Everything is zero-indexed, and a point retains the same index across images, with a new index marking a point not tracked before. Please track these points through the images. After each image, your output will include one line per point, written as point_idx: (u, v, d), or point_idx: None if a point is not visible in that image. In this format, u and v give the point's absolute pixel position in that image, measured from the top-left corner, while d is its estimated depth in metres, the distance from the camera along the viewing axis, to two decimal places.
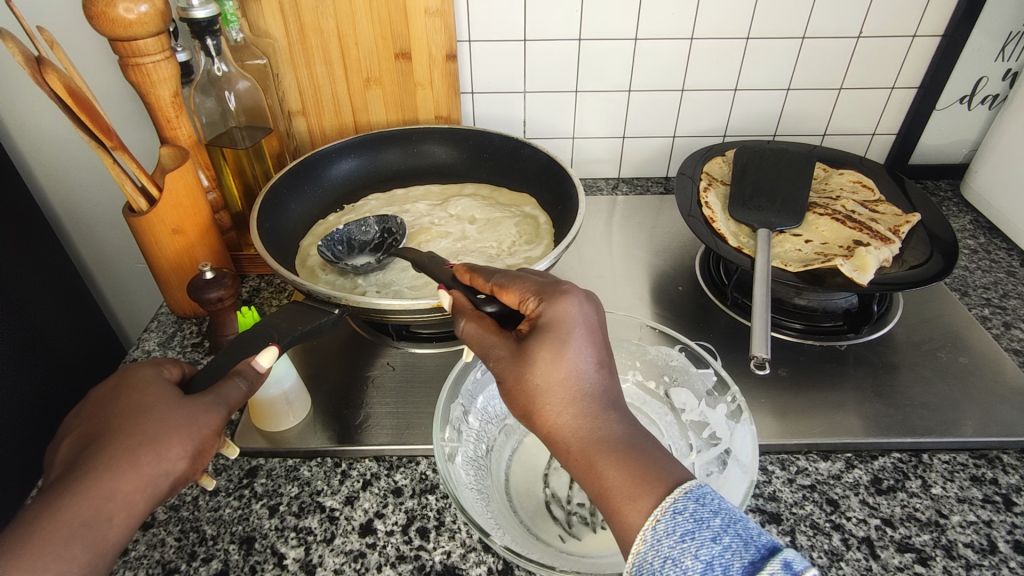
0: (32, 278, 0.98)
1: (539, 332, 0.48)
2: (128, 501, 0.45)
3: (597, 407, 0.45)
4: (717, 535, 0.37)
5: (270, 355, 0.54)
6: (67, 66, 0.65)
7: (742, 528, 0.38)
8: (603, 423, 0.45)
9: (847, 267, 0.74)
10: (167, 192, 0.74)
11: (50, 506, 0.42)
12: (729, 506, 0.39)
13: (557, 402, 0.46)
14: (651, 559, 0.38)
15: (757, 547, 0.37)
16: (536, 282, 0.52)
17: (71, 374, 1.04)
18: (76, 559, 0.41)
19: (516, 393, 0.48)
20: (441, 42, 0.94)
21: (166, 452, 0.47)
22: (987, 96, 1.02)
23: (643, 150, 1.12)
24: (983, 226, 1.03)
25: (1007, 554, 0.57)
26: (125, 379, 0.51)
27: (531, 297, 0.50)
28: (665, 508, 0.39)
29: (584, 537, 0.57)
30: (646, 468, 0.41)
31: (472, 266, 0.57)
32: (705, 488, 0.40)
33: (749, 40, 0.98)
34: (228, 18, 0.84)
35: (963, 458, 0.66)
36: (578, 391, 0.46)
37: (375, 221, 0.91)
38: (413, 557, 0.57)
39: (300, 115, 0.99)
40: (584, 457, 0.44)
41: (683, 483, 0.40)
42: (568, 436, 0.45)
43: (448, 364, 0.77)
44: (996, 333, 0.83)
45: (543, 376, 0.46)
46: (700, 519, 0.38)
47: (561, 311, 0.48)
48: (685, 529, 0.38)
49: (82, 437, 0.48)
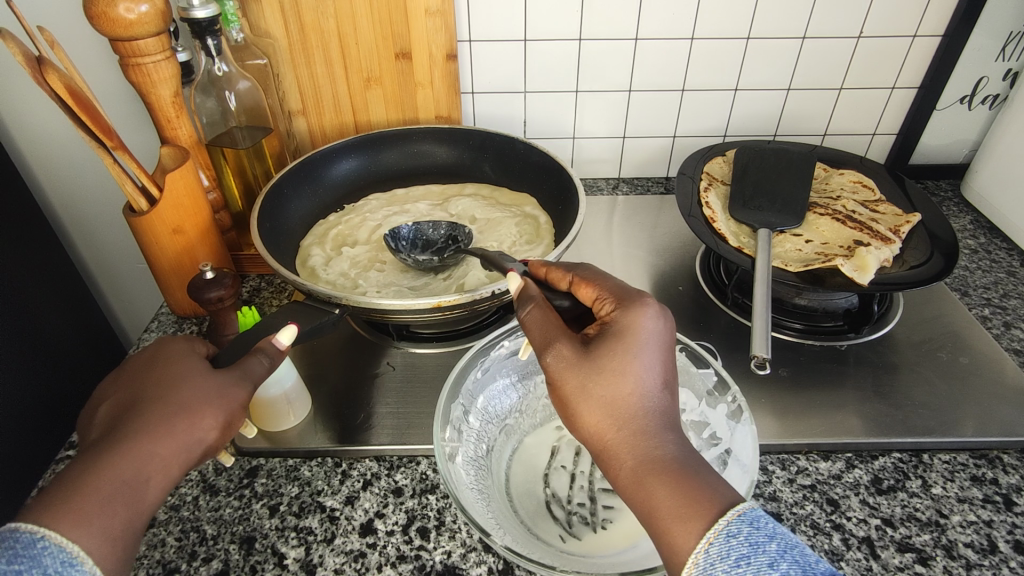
0: (33, 278, 0.98)
1: (607, 341, 0.48)
2: (166, 466, 0.45)
3: (654, 426, 0.46)
4: (774, 561, 0.38)
5: (290, 333, 0.55)
6: (68, 66, 0.65)
7: (798, 554, 0.38)
8: (659, 442, 0.45)
9: (847, 267, 0.74)
10: (167, 192, 0.74)
11: (93, 465, 0.43)
12: (781, 529, 0.40)
13: (614, 415, 0.46)
14: None
15: (815, 575, 0.37)
16: (616, 287, 0.53)
17: (71, 374, 1.04)
18: (116, 516, 0.42)
19: (572, 399, 0.47)
20: (441, 42, 0.94)
21: (200, 422, 0.47)
22: (987, 96, 1.02)
23: (643, 150, 1.12)
24: (984, 226, 1.03)
25: (1007, 554, 0.57)
26: (159, 352, 0.51)
27: (610, 300, 0.52)
28: (718, 531, 0.39)
29: (584, 537, 0.57)
30: (700, 492, 0.41)
31: (550, 266, 0.59)
32: (757, 510, 0.40)
33: (749, 40, 0.98)
34: (228, 18, 0.84)
35: (963, 458, 0.66)
36: (638, 407, 0.46)
37: (446, 226, 0.89)
38: (413, 557, 0.57)
39: (300, 115, 0.99)
40: (636, 473, 0.44)
41: (736, 506, 0.41)
42: (621, 451, 0.45)
43: (448, 364, 0.77)
44: (996, 333, 0.83)
45: (605, 388, 0.47)
46: (755, 543, 0.38)
47: (633, 325, 0.49)
48: (741, 553, 0.38)
49: (121, 401, 0.48)
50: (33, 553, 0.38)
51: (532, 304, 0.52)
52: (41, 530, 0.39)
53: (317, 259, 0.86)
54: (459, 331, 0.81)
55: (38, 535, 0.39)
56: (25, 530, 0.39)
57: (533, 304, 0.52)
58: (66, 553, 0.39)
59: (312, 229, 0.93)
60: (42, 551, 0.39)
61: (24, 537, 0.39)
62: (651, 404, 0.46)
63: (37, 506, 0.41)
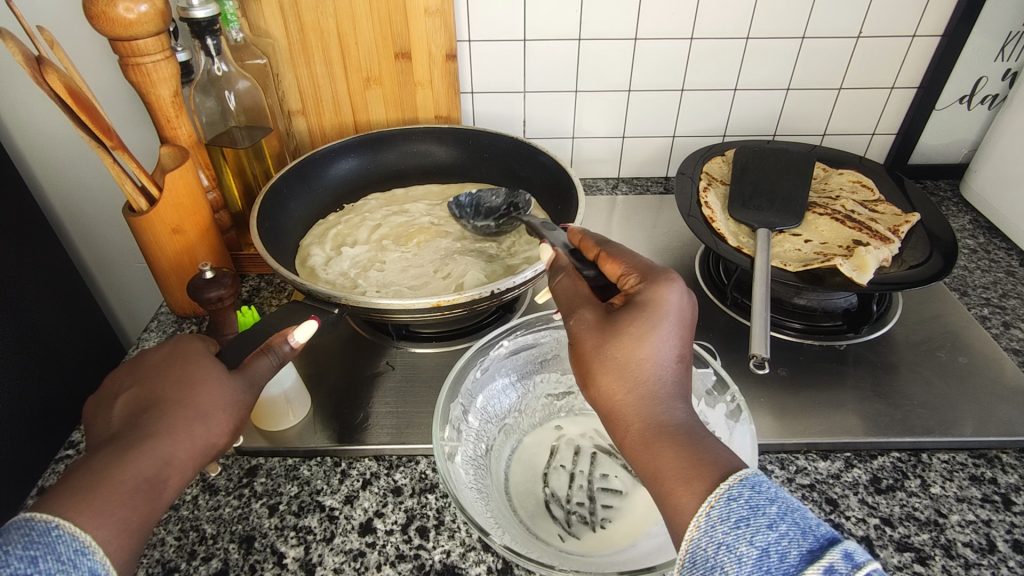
0: (33, 277, 0.98)
1: (630, 309, 0.48)
2: (183, 467, 0.45)
3: (662, 396, 0.46)
4: (774, 523, 0.37)
5: (308, 330, 0.54)
6: (67, 65, 0.65)
7: (799, 517, 0.38)
8: (667, 410, 0.45)
9: (846, 267, 0.74)
10: (167, 192, 0.74)
11: (118, 457, 0.43)
12: (783, 492, 0.39)
13: (625, 380, 0.46)
14: (706, 545, 0.38)
15: (815, 537, 0.37)
16: (644, 262, 0.51)
17: (71, 374, 1.04)
18: (137, 509, 0.42)
19: (588, 360, 0.48)
20: (441, 42, 0.94)
21: (218, 426, 0.48)
22: (986, 96, 1.02)
23: (643, 150, 1.12)
24: (983, 226, 1.03)
25: (1006, 553, 0.57)
26: (179, 351, 0.51)
27: (635, 275, 0.50)
28: (719, 495, 0.39)
29: (583, 537, 0.57)
30: (703, 460, 0.42)
31: (587, 232, 0.58)
32: (760, 476, 0.40)
33: (749, 40, 0.98)
34: (228, 17, 0.84)
35: (962, 458, 0.66)
36: (649, 373, 0.46)
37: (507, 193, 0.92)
38: (413, 556, 0.57)
39: (300, 115, 0.99)
40: (642, 438, 0.45)
41: (739, 470, 0.40)
42: (628, 416, 0.46)
43: (448, 363, 0.77)
44: (996, 332, 0.83)
45: (620, 352, 0.47)
46: (756, 506, 0.38)
47: (659, 296, 0.48)
48: (741, 515, 0.38)
49: (139, 397, 0.48)
50: (48, 540, 0.39)
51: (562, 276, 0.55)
52: (56, 520, 0.39)
53: (317, 259, 0.86)
54: (460, 330, 0.81)
55: (53, 524, 0.39)
56: (40, 518, 0.39)
57: (563, 275, 0.55)
58: (79, 541, 0.39)
59: (312, 229, 0.93)
60: (57, 539, 0.39)
61: (39, 525, 0.39)
62: (663, 371, 0.47)
63: (62, 494, 0.41)
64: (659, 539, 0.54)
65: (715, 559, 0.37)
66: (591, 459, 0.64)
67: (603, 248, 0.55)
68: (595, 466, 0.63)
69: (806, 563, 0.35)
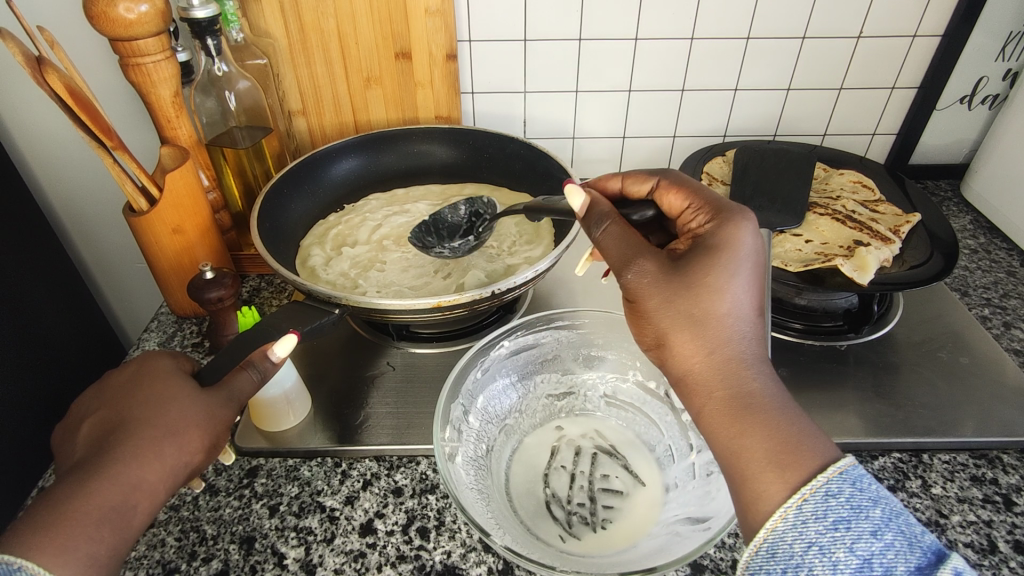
0: (34, 276, 0.98)
1: (704, 251, 0.49)
2: (153, 490, 0.46)
3: (746, 362, 0.46)
4: (879, 531, 0.38)
5: (286, 345, 0.53)
6: (67, 65, 0.65)
7: (903, 524, 0.39)
8: (751, 377, 0.45)
9: (847, 267, 0.74)
10: (167, 192, 0.74)
11: (83, 487, 0.44)
12: (883, 493, 0.40)
13: (706, 339, 0.47)
14: (797, 540, 0.39)
15: (923, 551, 0.38)
16: (709, 197, 0.54)
17: (71, 374, 1.04)
18: (104, 540, 0.43)
19: (664, 308, 0.49)
20: (441, 42, 0.94)
21: (187, 445, 0.48)
22: (987, 96, 1.02)
23: (643, 150, 1.12)
24: (983, 226, 1.03)
25: (1007, 554, 0.57)
26: (144, 369, 0.52)
27: (706, 212, 0.53)
28: (815, 489, 0.39)
29: (584, 537, 0.57)
30: (793, 442, 0.42)
31: (635, 171, 0.62)
32: (860, 472, 0.41)
33: (749, 40, 0.98)
34: (228, 18, 0.84)
35: (963, 458, 0.66)
36: (730, 333, 0.47)
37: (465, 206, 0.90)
38: (413, 557, 0.57)
39: (300, 115, 0.99)
40: (726, 405, 0.45)
41: (835, 462, 0.41)
42: (711, 384, 0.46)
43: (448, 364, 0.77)
44: (996, 333, 0.83)
45: (700, 309, 0.47)
46: (859, 508, 0.39)
47: (733, 238, 0.49)
48: (841, 517, 0.39)
49: (104, 421, 0.49)
50: None
51: (605, 225, 0.54)
52: (19, 561, 0.39)
53: (318, 259, 0.86)
54: (460, 330, 0.81)
55: (15, 566, 0.39)
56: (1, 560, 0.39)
57: (607, 224, 0.54)
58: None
59: (312, 229, 0.93)
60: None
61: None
62: (741, 332, 0.47)
63: (26, 530, 0.41)
64: (661, 540, 0.54)
65: (804, 557, 0.39)
66: (592, 459, 0.64)
67: (657, 182, 0.60)
68: (596, 467, 0.63)
69: None
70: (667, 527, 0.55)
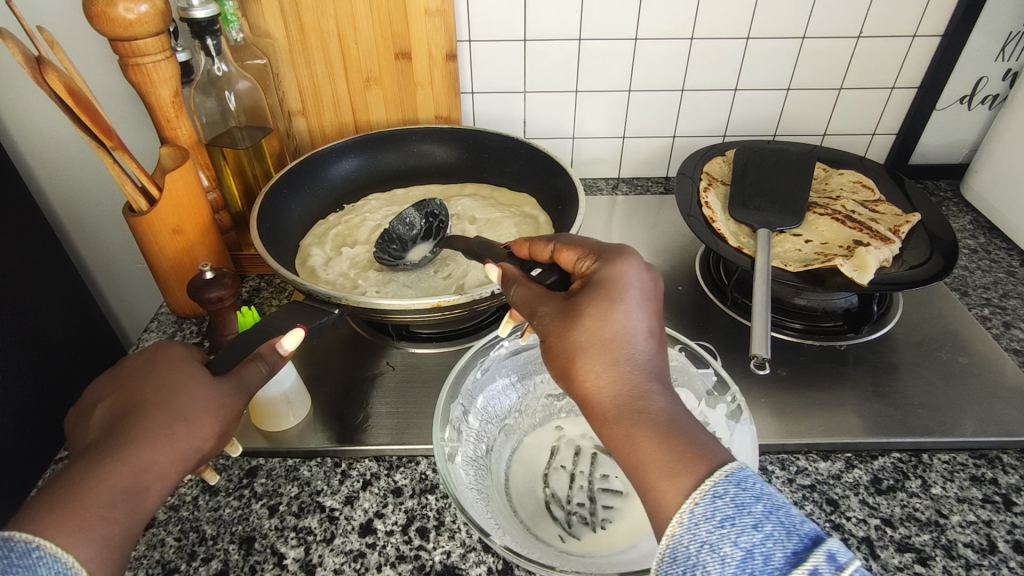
0: (34, 277, 0.98)
1: (592, 289, 0.49)
2: (166, 474, 0.46)
3: (641, 381, 0.45)
4: (759, 523, 0.37)
5: (296, 338, 0.54)
6: (67, 65, 0.65)
7: (784, 515, 0.38)
8: (646, 394, 0.44)
9: (847, 267, 0.74)
10: (167, 192, 0.74)
11: (98, 469, 0.43)
12: (767, 488, 0.39)
13: (600, 363, 0.46)
14: (689, 543, 0.38)
15: (800, 537, 0.37)
16: (596, 245, 0.53)
17: (71, 375, 1.04)
18: (118, 522, 0.42)
19: (557, 351, 0.48)
20: (441, 42, 0.94)
21: (200, 430, 0.48)
22: (987, 96, 1.02)
23: (644, 150, 1.12)
24: (983, 226, 1.03)
25: (1007, 554, 0.57)
26: (157, 357, 0.52)
27: (592, 257, 0.52)
28: (704, 492, 0.38)
29: (584, 537, 0.57)
30: (686, 448, 0.41)
31: (535, 238, 0.59)
32: (745, 471, 0.40)
33: (749, 40, 0.98)
34: (228, 18, 0.84)
35: (963, 458, 0.66)
36: (621, 355, 0.46)
37: (415, 211, 0.90)
38: (413, 557, 0.57)
39: (300, 115, 0.99)
40: (621, 424, 0.43)
41: (724, 466, 0.40)
42: (606, 402, 0.45)
43: (448, 364, 0.77)
44: (996, 332, 0.83)
45: (591, 335, 0.47)
46: (741, 504, 0.38)
47: (621, 273, 0.49)
48: (726, 514, 0.38)
49: (117, 405, 0.49)
50: (29, 562, 0.38)
51: (516, 287, 0.53)
52: (36, 540, 0.39)
53: (317, 259, 0.86)
54: (459, 330, 0.81)
55: (33, 545, 0.39)
56: (20, 539, 0.39)
57: (518, 287, 0.53)
58: (61, 563, 0.39)
59: (312, 229, 0.93)
60: (38, 561, 0.39)
61: (19, 546, 0.39)
62: (634, 350, 0.46)
63: (41, 510, 0.41)
64: None
65: (697, 558, 0.37)
66: (591, 459, 0.64)
67: (554, 243, 0.57)
68: (596, 467, 0.63)
69: (790, 566, 0.35)
70: None
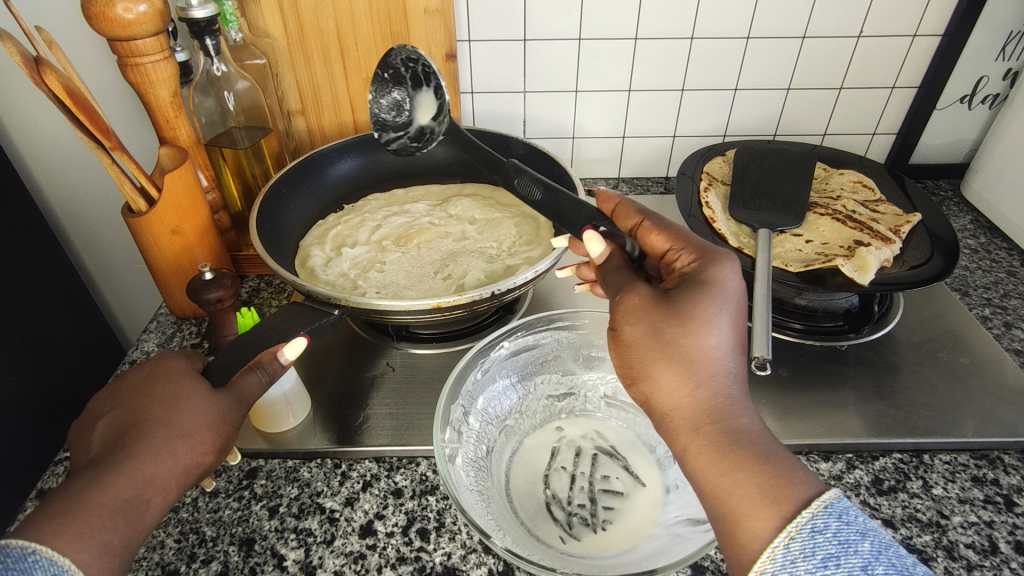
0: (33, 277, 0.98)
1: (684, 290, 0.50)
2: (166, 487, 0.46)
3: (731, 401, 0.46)
4: (868, 564, 0.37)
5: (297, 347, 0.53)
6: (66, 65, 0.65)
7: (893, 555, 0.38)
8: (742, 415, 0.46)
9: (847, 267, 0.74)
10: (167, 192, 0.74)
11: (97, 481, 0.43)
12: (869, 524, 0.40)
13: (695, 385, 0.47)
14: None
15: None
16: (690, 237, 0.55)
17: (70, 375, 1.03)
18: (118, 531, 0.42)
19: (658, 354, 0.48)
20: (441, 42, 0.94)
21: (201, 444, 0.48)
22: (987, 96, 1.02)
23: (644, 149, 1.12)
24: (984, 226, 1.03)
25: (1009, 555, 0.56)
26: (159, 369, 0.52)
27: (682, 252, 0.54)
28: (801, 525, 0.39)
29: (584, 538, 0.56)
30: (781, 481, 0.41)
31: (625, 202, 0.61)
32: (844, 502, 0.40)
33: (749, 40, 0.98)
34: (228, 18, 0.83)
35: (964, 459, 0.66)
36: (715, 375, 0.47)
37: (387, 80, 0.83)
38: (414, 558, 0.57)
39: (300, 115, 0.99)
40: (724, 451, 0.44)
41: (818, 497, 0.40)
42: (710, 428, 0.45)
43: (448, 364, 0.77)
44: (997, 333, 0.83)
45: (685, 347, 0.47)
46: (846, 541, 0.38)
47: (713, 277, 0.51)
48: (829, 553, 0.38)
49: (118, 420, 0.49)
50: (25, 566, 0.38)
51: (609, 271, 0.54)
52: (33, 545, 0.39)
53: (318, 260, 0.86)
54: (461, 330, 0.81)
55: (29, 550, 0.39)
56: (16, 544, 0.39)
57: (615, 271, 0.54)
58: (58, 565, 0.39)
59: (312, 229, 0.93)
60: (33, 564, 0.38)
61: (15, 551, 0.38)
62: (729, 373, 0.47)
63: (40, 520, 0.40)
64: (660, 541, 0.54)
65: None
66: (592, 460, 0.64)
67: (642, 219, 0.59)
68: (596, 467, 0.63)
69: None
70: (668, 528, 0.55)
